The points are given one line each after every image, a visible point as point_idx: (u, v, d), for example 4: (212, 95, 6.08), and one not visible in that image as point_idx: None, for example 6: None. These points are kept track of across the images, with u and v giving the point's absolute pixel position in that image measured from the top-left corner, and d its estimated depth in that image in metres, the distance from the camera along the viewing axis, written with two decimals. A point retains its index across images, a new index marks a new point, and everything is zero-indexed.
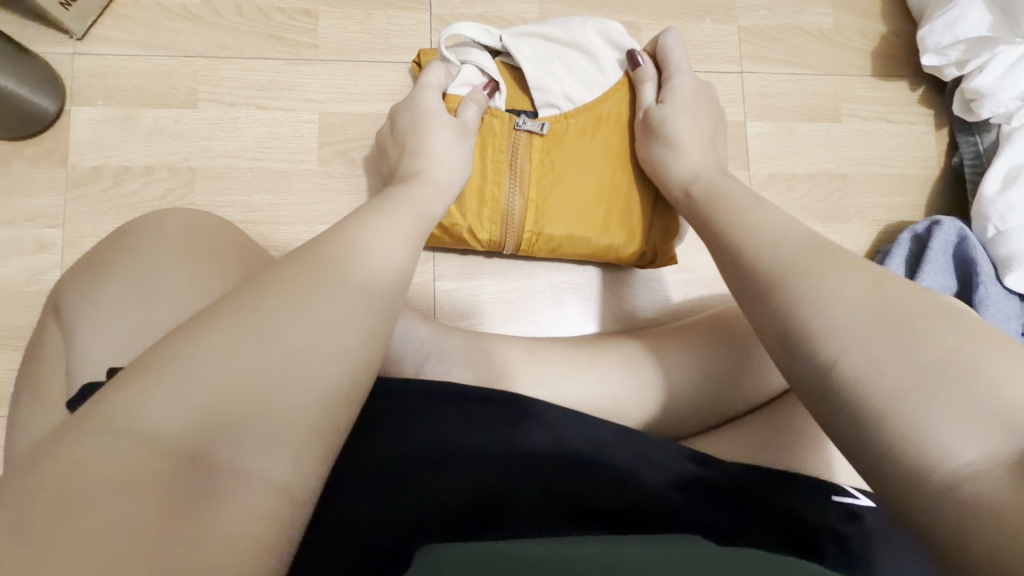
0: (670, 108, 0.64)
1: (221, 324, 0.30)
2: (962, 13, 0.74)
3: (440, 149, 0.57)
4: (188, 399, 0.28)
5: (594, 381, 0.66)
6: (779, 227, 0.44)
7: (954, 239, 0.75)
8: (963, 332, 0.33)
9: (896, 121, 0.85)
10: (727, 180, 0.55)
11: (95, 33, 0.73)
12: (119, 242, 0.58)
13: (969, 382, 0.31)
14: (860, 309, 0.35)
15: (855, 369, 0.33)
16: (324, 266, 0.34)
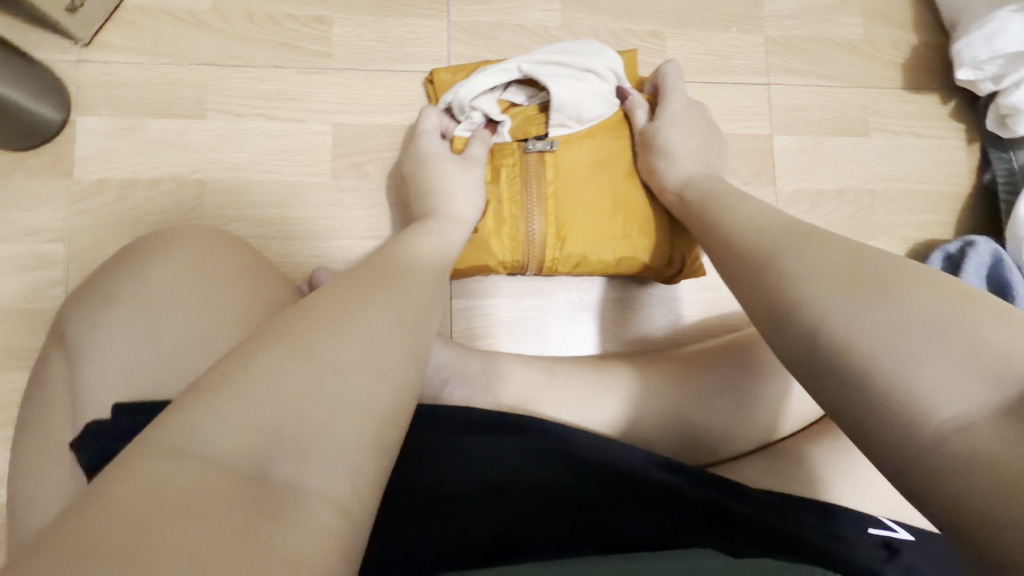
0: (665, 124, 0.65)
1: (269, 344, 0.31)
2: (1002, 27, 0.72)
3: (453, 189, 0.60)
4: (246, 421, 0.28)
5: (617, 409, 0.63)
6: (769, 221, 0.45)
7: (988, 261, 0.72)
8: (947, 293, 0.33)
9: (926, 136, 0.82)
10: (717, 183, 0.58)
11: (100, 40, 0.70)
12: (120, 266, 0.56)
13: (956, 338, 0.31)
14: (849, 283, 0.36)
15: (854, 339, 0.33)
16: (362, 287, 0.36)
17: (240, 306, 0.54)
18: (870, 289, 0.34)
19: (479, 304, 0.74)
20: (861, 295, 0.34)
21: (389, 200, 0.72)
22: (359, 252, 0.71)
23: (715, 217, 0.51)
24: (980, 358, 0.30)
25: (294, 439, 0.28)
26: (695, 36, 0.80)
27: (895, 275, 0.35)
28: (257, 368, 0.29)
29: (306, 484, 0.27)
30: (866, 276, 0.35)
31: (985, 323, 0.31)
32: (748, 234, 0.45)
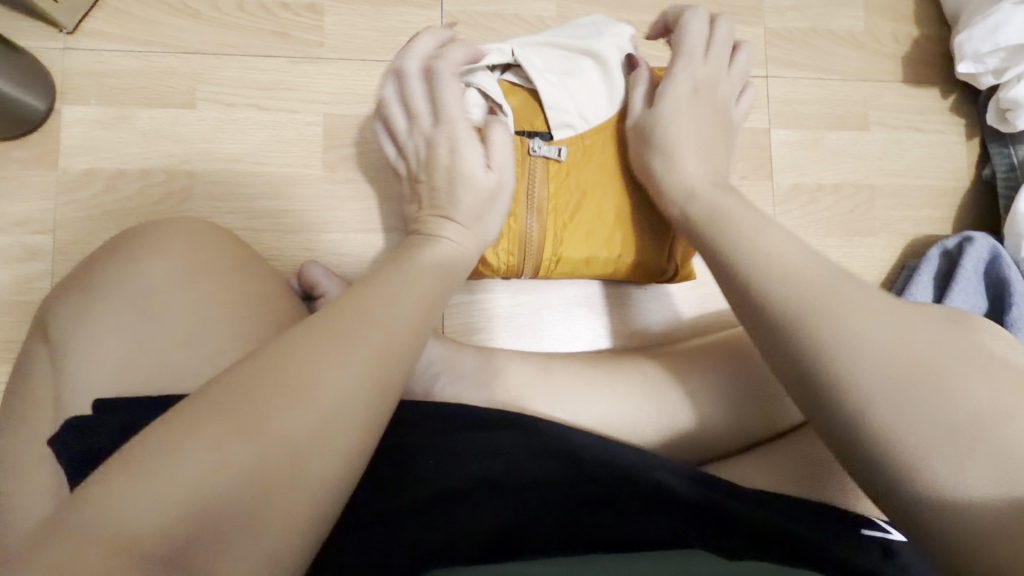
0: (663, 110, 0.61)
1: (218, 416, 0.31)
2: (1004, 19, 0.71)
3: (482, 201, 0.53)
4: (173, 500, 0.29)
5: (613, 403, 0.62)
6: (804, 256, 0.44)
7: (986, 257, 0.72)
8: (992, 386, 0.37)
9: (926, 130, 0.81)
10: (728, 194, 0.54)
11: (87, 27, 0.69)
12: (108, 259, 0.55)
13: (1008, 439, 0.35)
14: (891, 358, 0.38)
15: (884, 418, 0.37)
16: (334, 339, 0.34)
17: (232, 302, 0.53)
18: (925, 383, 0.37)
19: (473, 299, 0.73)
20: (910, 392, 0.37)
21: (383, 193, 0.71)
22: (352, 245, 0.70)
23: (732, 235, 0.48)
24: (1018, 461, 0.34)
25: (219, 522, 0.30)
26: None
27: (943, 358, 0.38)
28: (191, 443, 0.30)
29: (225, 569, 0.29)
30: (915, 368, 0.37)
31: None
32: (779, 278, 0.43)
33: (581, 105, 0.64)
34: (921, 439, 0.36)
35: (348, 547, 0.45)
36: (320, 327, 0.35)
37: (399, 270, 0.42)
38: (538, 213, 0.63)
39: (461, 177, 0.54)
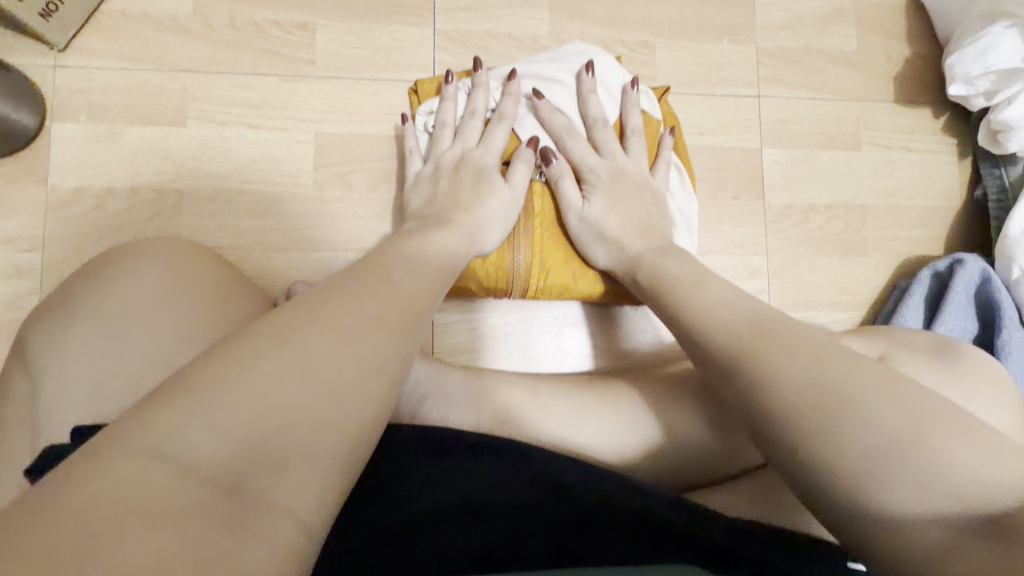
0: (597, 205, 0.65)
1: (274, 356, 0.32)
2: (994, 42, 0.71)
3: (495, 216, 0.61)
4: (228, 429, 0.30)
5: (600, 429, 0.63)
6: (730, 308, 0.51)
7: (976, 279, 0.72)
8: (912, 396, 0.42)
9: (918, 150, 0.81)
10: (669, 261, 0.60)
11: (77, 45, 0.69)
12: (88, 278, 0.55)
13: (926, 458, 0.38)
14: (816, 389, 0.42)
15: (826, 443, 0.40)
16: (373, 302, 0.38)
17: (212, 322, 0.54)
18: (847, 411, 0.41)
19: (464, 318, 0.72)
20: (837, 419, 0.40)
21: (374, 211, 0.71)
22: (342, 263, 0.70)
23: (671, 305, 0.56)
24: (937, 467, 0.38)
25: (270, 454, 0.30)
26: (686, 47, 0.78)
27: (864, 390, 0.41)
28: (239, 377, 0.31)
29: (278, 500, 0.30)
30: (839, 399, 0.41)
31: (942, 444, 0.39)
32: (711, 331, 0.50)
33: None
34: (871, 461, 0.39)
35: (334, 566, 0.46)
36: (345, 288, 0.39)
37: (409, 265, 0.46)
38: (523, 236, 0.66)
39: (485, 186, 0.62)
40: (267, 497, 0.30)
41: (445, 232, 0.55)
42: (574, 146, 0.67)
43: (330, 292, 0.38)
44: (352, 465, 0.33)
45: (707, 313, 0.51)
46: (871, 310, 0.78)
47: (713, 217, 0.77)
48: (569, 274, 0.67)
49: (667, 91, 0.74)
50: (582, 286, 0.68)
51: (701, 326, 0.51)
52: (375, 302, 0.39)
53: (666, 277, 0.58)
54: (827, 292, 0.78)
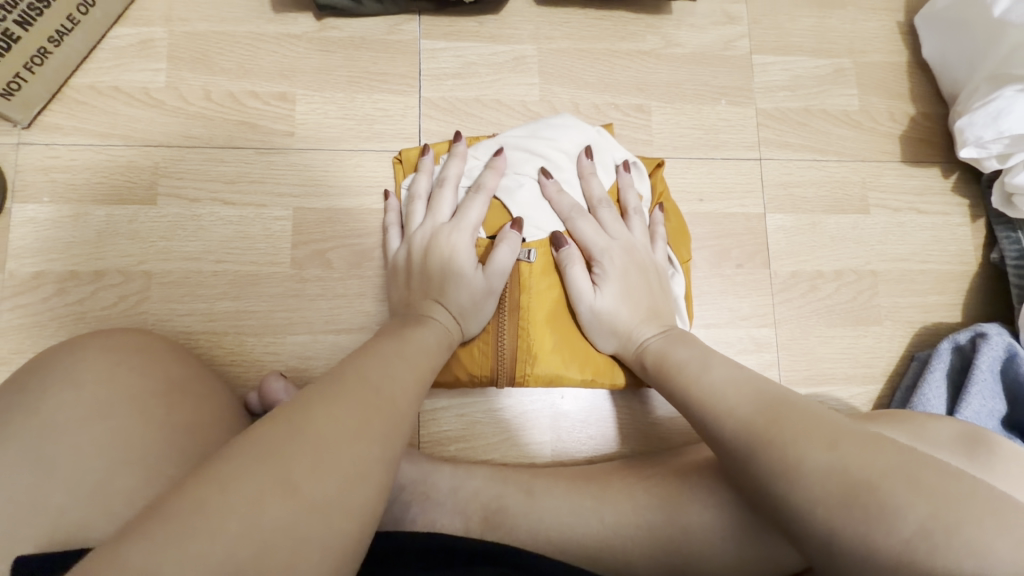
0: (609, 293, 0.61)
1: (256, 471, 0.31)
2: (1006, 107, 0.67)
3: (467, 306, 0.57)
4: (210, 556, 0.27)
5: (596, 534, 0.56)
6: (737, 392, 0.49)
7: (1001, 355, 0.67)
8: (933, 475, 0.38)
9: (929, 212, 0.78)
10: (681, 348, 0.58)
11: (43, 121, 0.65)
12: (13, 392, 0.48)
13: (954, 549, 0.34)
14: (831, 480, 0.39)
15: (852, 543, 0.37)
16: (353, 402, 0.37)
17: (168, 434, 0.49)
18: (869, 498, 0.37)
19: (453, 405, 0.67)
20: (861, 510, 0.37)
21: (356, 290, 0.67)
22: (320, 347, 0.65)
23: (677, 394, 0.54)
24: (973, 556, 0.34)
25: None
26: (683, 110, 0.75)
27: (881, 475, 0.38)
28: (226, 495, 0.30)
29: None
30: (853, 489, 0.38)
31: (964, 536, 0.34)
32: (720, 419, 0.48)
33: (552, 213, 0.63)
34: (893, 555, 0.36)
35: None
36: (331, 393, 0.37)
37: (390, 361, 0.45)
38: (509, 321, 0.61)
39: (454, 276, 0.57)
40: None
41: (418, 329, 0.52)
42: (586, 227, 0.62)
43: (309, 396, 0.37)
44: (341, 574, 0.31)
45: (714, 400, 0.50)
46: (888, 385, 0.73)
47: (716, 289, 0.72)
48: (559, 360, 0.62)
49: (661, 164, 0.71)
50: (573, 373, 0.63)
51: (710, 404, 0.50)
52: (362, 404, 0.37)
53: (676, 364, 0.56)
54: (840, 365, 0.73)
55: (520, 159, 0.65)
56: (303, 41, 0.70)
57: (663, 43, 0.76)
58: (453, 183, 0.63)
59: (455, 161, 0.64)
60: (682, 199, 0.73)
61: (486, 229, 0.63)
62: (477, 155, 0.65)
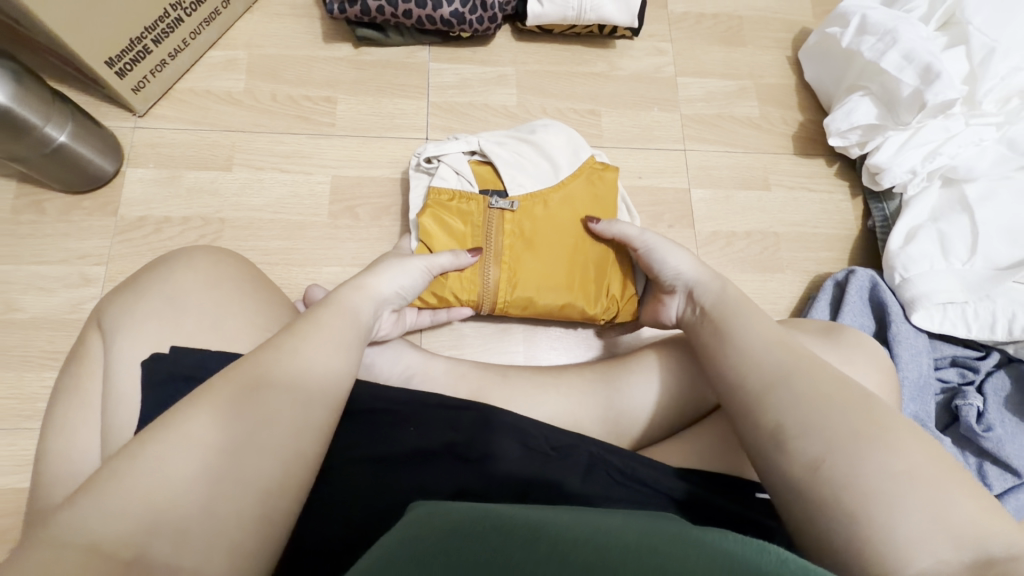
0: (661, 239, 0.75)
1: (160, 442, 0.40)
2: (855, 106, 0.93)
3: (388, 274, 0.65)
4: (127, 514, 0.36)
5: (554, 405, 0.74)
6: (771, 341, 0.54)
7: (867, 285, 0.87)
8: (926, 458, 0.43)
9: (817, 191, 1.01)
10: (732, 291, 0.64)
11: (154, 111, 0.89)
12: (149, 270, 0.69)
13: (927, 496, 0.41)
14: (838, 412, 0.46)
15: (837, 470, 0.43)
16: (252, 372, 0.46)
17: (245, 301, 0.68)
18: (877, 438, 0.44)
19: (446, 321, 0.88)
20: (865, 442, 0.44)
21: (377, 236, 0.88)
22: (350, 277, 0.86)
23: (718, 336, 0.58)
24: (921, 519, 0.40)
25: (169, 527, 0.37)
26: (625, 114, 1.01)
27: (851, 439, 0.44)
28: (142, 465, 0.38)
29: (181, 566, 0.36)
30: (871, 425, 0.45)
31: (907, 503, 0.41)
32: (751, 359, 0.53)
33: (532, 177, 0.84)
34: (841, 509, 0.42)
35: (339, 487, 0.60)
36: (253, 374, 0.46)
37: (328, 336, 0.52)
38: (493, 258, 0.82)
39: (381, 264, 0.67)
40: (180, 560, 0.36)
41: (347, 292, 0.59)
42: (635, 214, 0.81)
43: (217, 374, 0.46)
44: (257, 530, 0.40)
45: (748, 347, 0.54)
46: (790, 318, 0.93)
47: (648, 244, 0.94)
48: (533, 288, 0.83)
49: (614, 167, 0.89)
50: (542, 300, 0.83)
51: (740, 355, 0.54)
52: (279, 385, 0.46)
53: (728, 304, 0.61)
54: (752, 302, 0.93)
55: (520, 147, 0.87)
56: (344, 62, 0.96)
57: (610, 68, 1.03)
58: (450, 163, 0.84)
59: (455, 151, 0.86)
60: (625, 177, 0.97)
61: (482, 189, 0.85)
62: (474, 147, 0.86)
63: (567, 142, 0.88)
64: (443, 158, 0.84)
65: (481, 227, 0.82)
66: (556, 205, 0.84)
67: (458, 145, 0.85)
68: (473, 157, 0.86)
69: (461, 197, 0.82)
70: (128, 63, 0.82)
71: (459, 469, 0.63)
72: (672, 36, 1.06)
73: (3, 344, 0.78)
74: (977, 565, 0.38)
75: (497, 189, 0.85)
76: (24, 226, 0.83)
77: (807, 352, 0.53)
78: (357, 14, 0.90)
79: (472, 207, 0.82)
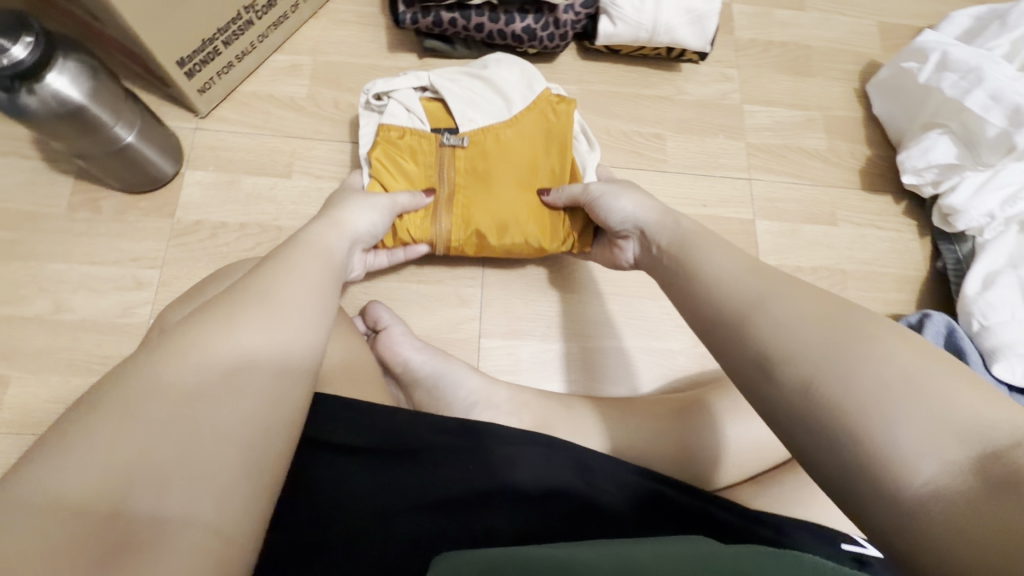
0: (602, 184, 0.73)
1: (124, 389, 0.36)
2: (933, 144, 0.91)
3: (347, 210, 0.65)
4: (93, 466, 0.33)
5: (624, 442, 0.71)
6: (739, 269, 0.48)
7: (943, 330, 0.83)
8: (908, 357, 0.37)
9: (886, 229, 0.98)
10: (686, 226, 0.60)
11: (215, 113, 0.87)
12: (215, 284, 0.66)
13: (924, 401, 0.34)
14: (815, 333, 0.40)
15: (830, 392, 0.37)
16: (222, 311, 0.41)
17: None
18: (857, 350, 0.38)
19: (506, 344, 0.84)
20: (845, 356, 0.38)
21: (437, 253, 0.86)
22: (406, 293, 0.84)
23: (681, 276, 0.54)
24: (931, 434, 0.33)
25: (141, 475, 0.33)
26: (691, 140, 0.98)
27: (836, 354, 0.38)
28: (106, 414, 0.34)
29: (165, 514, 0.33)
30: (846, 338, 0.39)
31: (902, 413, 0.34)
32: (720, 292, 0.47)
33: (485, 113, 0.82)
34: (854, 452, 0.35)
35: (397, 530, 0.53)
36: (224, 311, 0.41)
37: (280, 262, 0.48)
38: (446, 193, 0.80)
39: (349, 202, 0.67)
40: (160, 512, 0.33)
41: (327, 237, 0.57)
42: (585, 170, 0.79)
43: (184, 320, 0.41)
44: (245, 475, 0.36)
45: (715, 279, 0.49)
46: None
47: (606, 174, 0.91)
48: (486, 226, 0.80)
49: (575, 102, 0.85)
50: (496, 237, 0.80)
51: (710, 287, 0.49)
52: (251, 325, 0.41)
53: (688, 238, 0.58)
54: None
55: (469, 79, 0.84)
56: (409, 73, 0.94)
57: (676, 92, 1.01)
58: (400, 100, 0.81)
59: (405, 87, 0.82)
60: (689, 205, 0.95)
61: (433, 127, 0.82)
62: (425, 83, 0.82)
63: (516, 72, 0.84)
64: (393, 94, 0.81)
65: (433, 167, 0.80)
66: (509, 140, 0.81)
67: (407, 81, 0.82)
68: (425, 95, 0.84)
69: (411, 134, 0.80)
70: (197, 64, 0.80)
71: (519, 509, 0.56)
72: (739, 62, 1.04)
73: (50, 344, 0.75)
74: (982, 459, 0.32)
75: (449, 127, 0.82)
76: (79, 224, 0.80)
77: (780, 271, 0.47)
78: (428, 25, 0.89)
79: (423, 145, 0.80)
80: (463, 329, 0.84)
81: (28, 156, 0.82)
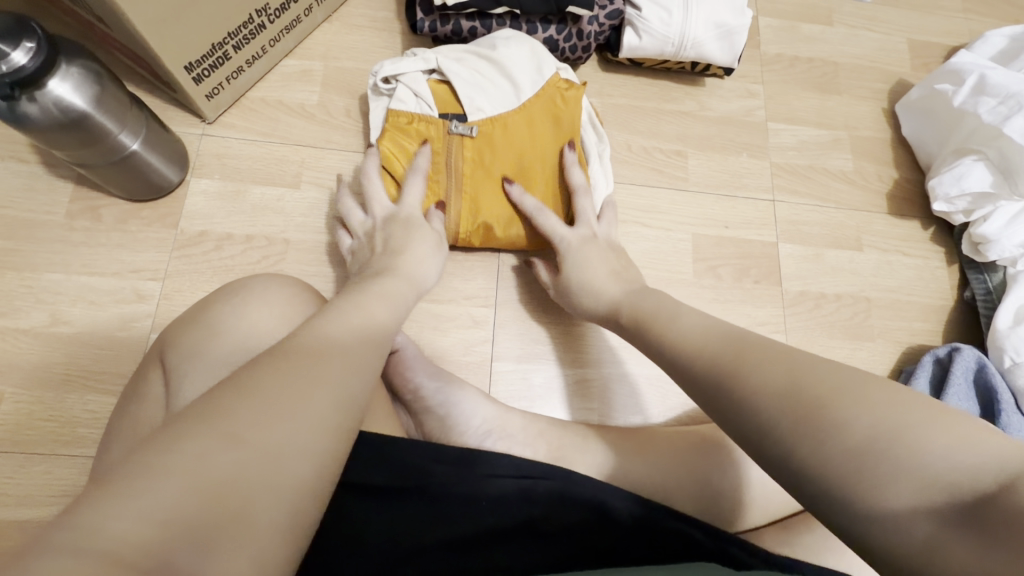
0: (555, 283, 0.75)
1: (198, 431, 0.31)
2: (967, 171, 0.87)
3: (403, 251, 0.63)
4: (155, 514, 0.27)
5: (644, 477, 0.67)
6: (706, 333, 0.49)
7: (973, 366, 0.80)
8: (867, 408, 0.35)
9: (912, 255, 0.95)
10: (647, 301, 0.62)
11: (222, 119, 0.84)
12: (217, 303, 0.62)
13: (901, 455, 0.33)
14: (777, 400, 0.38)
15: (806, 460, 0.35)
16: (299, 357, 0.38)
17: None
18: (820, 413, 0.36)
19: (518, 368, 0.81)
20: (816, 416, 0.36)
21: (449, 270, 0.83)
22: (416, 311, 0.81)
23: (650, 335, 0.56)
24: (915, 483, 0.32)
25: (199, 530, 0.27)
26: (712, 157, 0.95)
27: (794, 420, 0.37)
28: (179, 456, 0.29)
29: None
30: (809, 397, 0.37)
31: (886, 472, 0.33)
32: (696, 355, 0.48)
33: (492, 99, 0.78)
34: (851, 516, 0.33)
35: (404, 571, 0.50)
36: (303, 355, 0.38)
37: (361, 314, 0.48)
38: (455, 183, 0.76)
39: (409, 241, 0.64)
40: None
41: (394, 281, 0.58)
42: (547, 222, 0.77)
43: (254, 359, 0.37)
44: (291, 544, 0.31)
45: (685, 344, 0.50)
46: None
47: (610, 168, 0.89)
48: (494, 218, 0.78)
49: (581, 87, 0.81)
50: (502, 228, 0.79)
51: (677, 346, 0.51)
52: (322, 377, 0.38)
53: (645, 314, 0.60)
54: None
55: (479, 63, 0.80)
56: None
57: (699, 107, 0.97)
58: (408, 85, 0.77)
59: (412, 71, 0.78)
60: (711, 225, 0.91)
61: (441, 111, 0.77)
62: (433, 66, 0.78)
63: (526, 55, 0.80)
64: (400, 79, 0.77)
65: (441, 154, 0.76)
66: (515, 128, 0.78)
67: (415, 64, 0.78)
68: (433, 77, 0.79)
69: (419, 120, 0.76)
70: (206, 69, 0.77)
71: (535, 551, 0.53)
72: (764, 78, 1.01)
73: (45, 359, 0.72)
74: (971, 516, 0.30)
75: (457, 112, 0.77)
76: (78, 232, 0.77)
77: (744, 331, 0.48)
78: (447, 33, 0.85)
79: (431, 133, 0.76)
80: (474, 350, 0.81)
81: (27, 161, 0.79)
